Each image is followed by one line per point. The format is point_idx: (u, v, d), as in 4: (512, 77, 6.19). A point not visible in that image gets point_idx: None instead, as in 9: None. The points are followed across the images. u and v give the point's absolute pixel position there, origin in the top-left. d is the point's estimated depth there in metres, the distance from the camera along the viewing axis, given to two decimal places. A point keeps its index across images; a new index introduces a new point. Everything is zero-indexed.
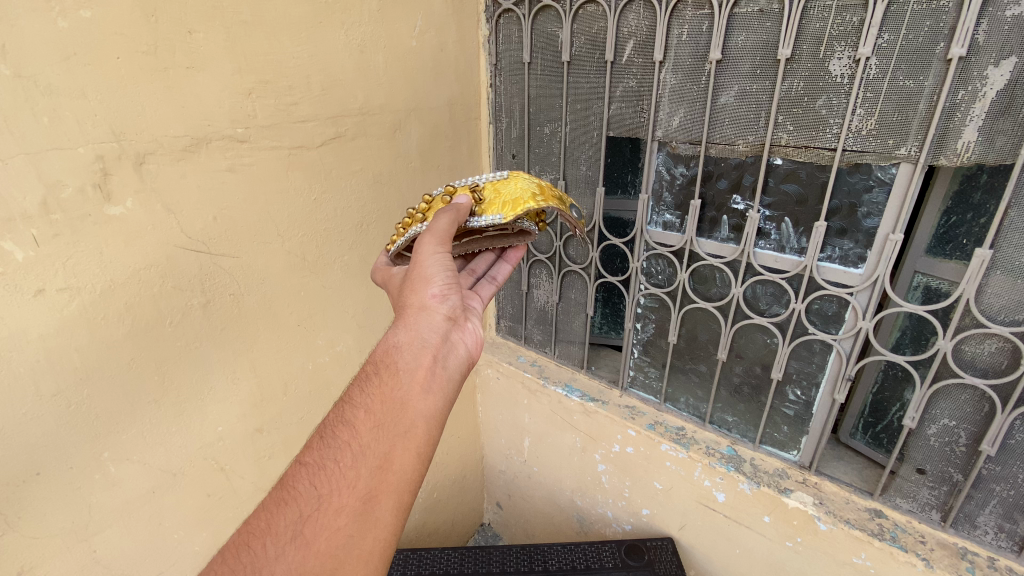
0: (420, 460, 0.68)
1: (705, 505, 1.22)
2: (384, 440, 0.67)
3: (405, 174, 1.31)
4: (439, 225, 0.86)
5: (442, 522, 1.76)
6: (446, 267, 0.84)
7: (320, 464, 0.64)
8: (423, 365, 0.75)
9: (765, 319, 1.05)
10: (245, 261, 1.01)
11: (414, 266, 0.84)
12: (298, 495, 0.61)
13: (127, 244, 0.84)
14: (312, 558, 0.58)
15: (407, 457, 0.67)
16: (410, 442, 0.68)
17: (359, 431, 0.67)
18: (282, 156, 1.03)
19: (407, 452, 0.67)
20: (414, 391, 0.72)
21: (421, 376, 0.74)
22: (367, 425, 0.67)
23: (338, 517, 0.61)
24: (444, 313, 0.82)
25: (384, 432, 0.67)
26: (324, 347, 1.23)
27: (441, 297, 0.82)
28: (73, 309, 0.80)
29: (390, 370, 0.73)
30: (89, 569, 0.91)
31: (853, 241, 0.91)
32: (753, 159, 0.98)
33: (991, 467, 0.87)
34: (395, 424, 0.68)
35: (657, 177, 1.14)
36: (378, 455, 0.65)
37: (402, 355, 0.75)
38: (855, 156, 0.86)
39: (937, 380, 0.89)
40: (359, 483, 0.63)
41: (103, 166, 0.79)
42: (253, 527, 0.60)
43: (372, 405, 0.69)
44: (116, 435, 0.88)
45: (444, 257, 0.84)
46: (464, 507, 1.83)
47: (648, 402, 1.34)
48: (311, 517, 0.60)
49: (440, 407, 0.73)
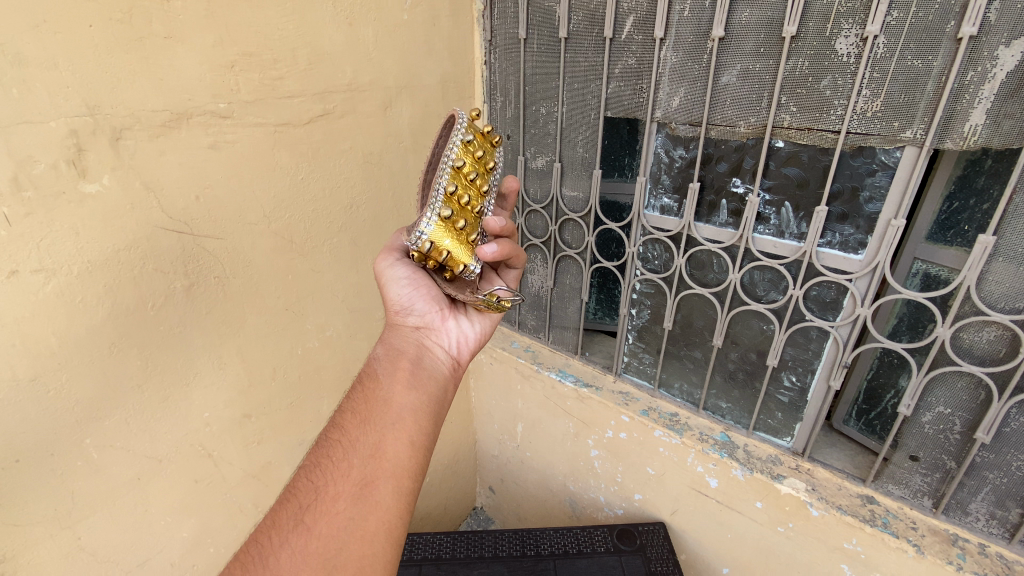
0: (412, 448, 0.67)
1: (697, 492, 1.21)
2: (373, 432, 0.66)
3: (396, 153, 1.27)
4: (393, 245, 0.98)
5: (435, 504, 1.75)
6: (398, 275, 0.92)
7: (314, 462, 0.63)
8: (401, 368, 0.78)
9: (762, 305, 1.04)
10: (230, 243, 0.98)
11: (379, 284, 0.92)
12: (296, 490, 0.60)
13: (104, 224, 0.80)
14: (315, 542, 0.56)
15: (398, 445, 0.66)
16: (400, 432, 0.68)
17: (348, 429, 0.67)
18: (268, 133, 0.99)
19: (398, 440, 0.66)
20: (396, 390, 0.73)
21: (402, 377, 0.76)
22: (354, 422, 0.67)
23: (336, 503, 0.59)
24: (412, 324, 0.90)
25: (372, 424, 0.67)
26: (313, 332, 1.20)
27: (406, 311, 0.91)
28: (49, 291, 0.77)
29: (371, 376, 0.75)
30: (74, 556, 0.88)
31: (853, 226, 0.90)
32: (754, 142, 0.96)
33: (985, 455, 0.87)
34: (381, 417, 0.68)
35: (655, 159, 1.11)
36: (369, 445, 0.65)
37: (379, 363, 0.79)
38: (858, 139, 0.84)
39: (933, 368, 0.88)
40: (352, 470, 0.62)
41: (77, 141, 0.76)
42: (258, 528, 0.58)
43: (357, 406, 0.70)
44: (99, 421, 0.86)
45: (402, 264, 0.93)
46: (457, 490, 1.83)
47: (642, 387, 1.32)
48: (310, 505, 0.58)
49: (424, 402, 0.74)
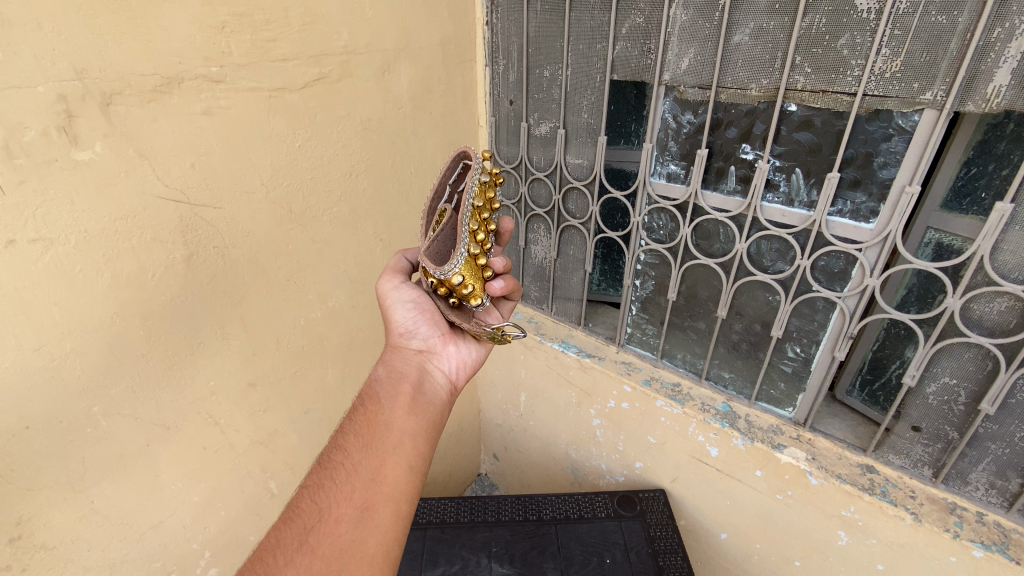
0: (411, 473, 0.68)
1: (698, 460, 1.22)
2: (375, 456, 0.68)
3: (395, 120, 1.23)
4: (396, 266, 0.97)
5: (439, 471, 1.78)
6: (403, 298, 0.91)
7: (318, 483, 0.64)
8: (402, 393, 0.79)
9: (768, 275, 1.02)
10: (228, 212, 0.97)
11: (382, 305, 0.92)
12: (300, 510, 0.62)
13: (99, 192, 0.79)
14: (318, 562, 0.57)
15: (398, 471, 0.67)
16: (400, 457, 0.69)
17: (350, 452, 0.68)
18: (262, 98, 0.96)
19: (398, 466, 0.68)
20: (398, 414, 0.74)
21: (403, 402, 0.77)
22: (356, 445, 0.69)
23: (338, 524, 0.60)
24: (414, 348, 0.90)
25: (374, 449, 0.68)
26: (315, 302, 1.20)
27: (409, 334, 0.90)
28: (48, 260, 0.77)
29: (373, 399, 0.76)
30: (87, 519, 0.89)
31: (866, 193, 0.87)
32: (766, 106, 0.92)
33: (988, 426, 0.86)
34: (383, 441, 0.70)
35: (663, 125, 1.07)
36: (371, 469, 0.66)
37: (381, 386, 0.80)
38: (875, 101, 0.80)
39: (941, 339, 0.86)
40: (354, 494, 0.63)
41: (67, 107, 0.74)
42: (262, 546, 0.59)
43: (359, 430, 0.71)
44: (105, 389, 0.87)
45: (408, 287, 0.93)
46: (461, 457, 1.86)
47: (645, 358, 1.32)
48: (314, 526, 0.60)
49: (423, 428, 0.76)
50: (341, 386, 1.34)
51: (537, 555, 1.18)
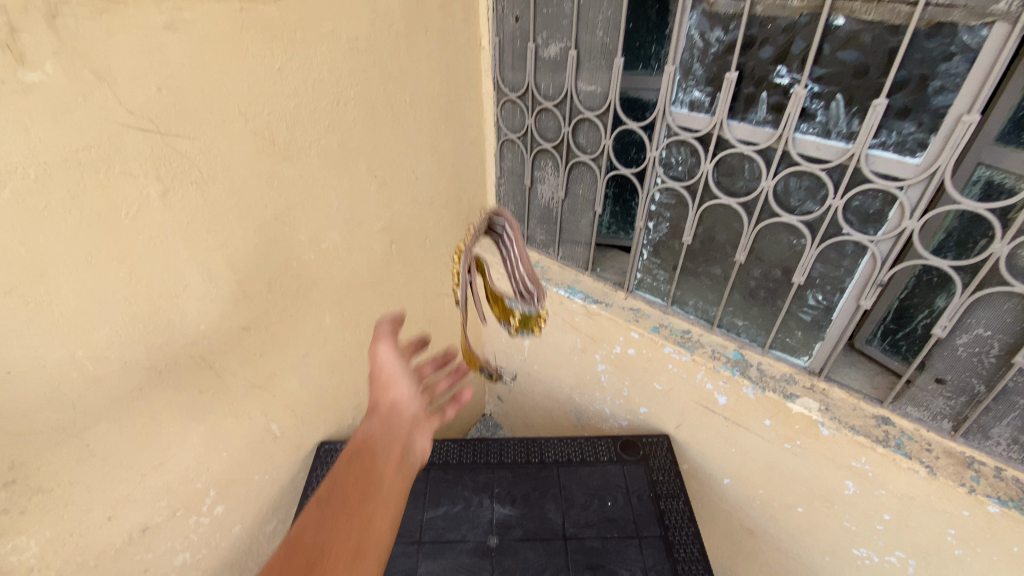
0: (428, 446, 0.78)
1: (704, 407, 1.18)
2: (411, 418, 0.76)
3: (387, 40, 1.10)
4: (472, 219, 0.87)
5: (443, 416, 1.76)
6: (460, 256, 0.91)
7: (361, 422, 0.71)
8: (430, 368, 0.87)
9: (794, 217, 0.94)
10: (205, 143, 0.88)
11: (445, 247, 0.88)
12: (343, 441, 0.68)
13: (55, 119, 0.71)
14: (356, 490, 0.64)
15: (424, 439, 0.76)
16: (428, 428, 0.78)
17: (393, 406, 0.75)
18: (233, 12, 0.84)
19: (425, 436, 0.77)
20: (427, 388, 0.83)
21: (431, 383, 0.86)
22: (398, 401, 0.76)
23: (379, 465, 0.67)
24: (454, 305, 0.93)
25: (411, 410, 0.76)
26: (308, 244, 1.11)
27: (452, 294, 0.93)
28: (8, 196, 0.70)
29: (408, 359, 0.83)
30: (85, 462, 0.89)
31: (915, 123, 0.76)
32: (808, 20, 0.80)
33: (1019, 380, 0.81)
34: (421, 411, 0.78)
35: (687, 44, 0.95)
36: (409, 428, 0.74)
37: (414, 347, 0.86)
38: (939, 12, 0.69)
39: (980, 288, 0.79)
40: (395, 443, 0.71)
41: (5, 17, 0.64)
42: None
43: (398, 386, 0.78)
44: (89, 333, 0.83)
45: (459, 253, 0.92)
46: (464, 402, 1.83)
47: (654, 305, 1.25)
48: (360, 458, 0.67)
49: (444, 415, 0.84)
50: (340, 331, 1.27)
51: (539, 496, 1.17)
